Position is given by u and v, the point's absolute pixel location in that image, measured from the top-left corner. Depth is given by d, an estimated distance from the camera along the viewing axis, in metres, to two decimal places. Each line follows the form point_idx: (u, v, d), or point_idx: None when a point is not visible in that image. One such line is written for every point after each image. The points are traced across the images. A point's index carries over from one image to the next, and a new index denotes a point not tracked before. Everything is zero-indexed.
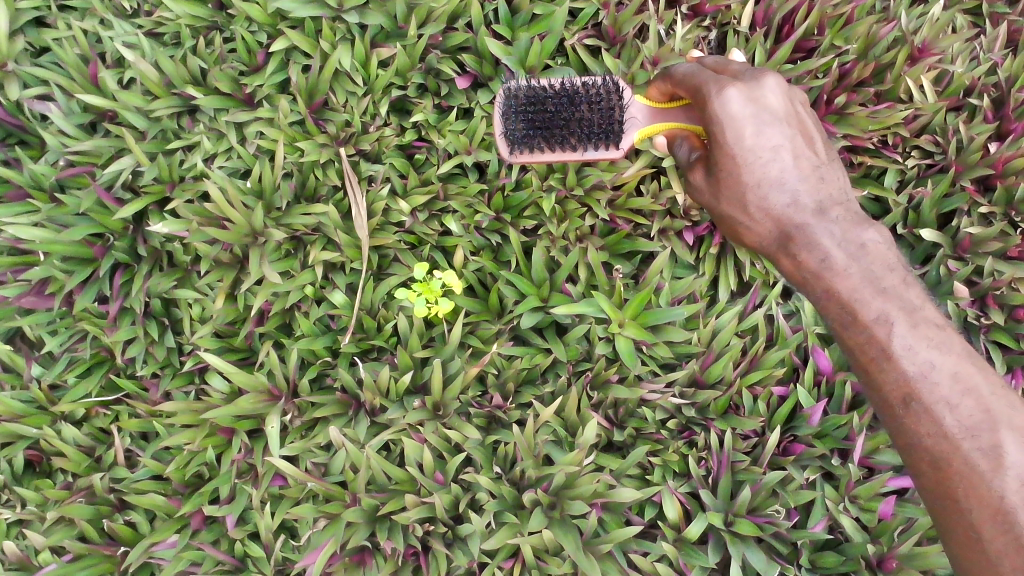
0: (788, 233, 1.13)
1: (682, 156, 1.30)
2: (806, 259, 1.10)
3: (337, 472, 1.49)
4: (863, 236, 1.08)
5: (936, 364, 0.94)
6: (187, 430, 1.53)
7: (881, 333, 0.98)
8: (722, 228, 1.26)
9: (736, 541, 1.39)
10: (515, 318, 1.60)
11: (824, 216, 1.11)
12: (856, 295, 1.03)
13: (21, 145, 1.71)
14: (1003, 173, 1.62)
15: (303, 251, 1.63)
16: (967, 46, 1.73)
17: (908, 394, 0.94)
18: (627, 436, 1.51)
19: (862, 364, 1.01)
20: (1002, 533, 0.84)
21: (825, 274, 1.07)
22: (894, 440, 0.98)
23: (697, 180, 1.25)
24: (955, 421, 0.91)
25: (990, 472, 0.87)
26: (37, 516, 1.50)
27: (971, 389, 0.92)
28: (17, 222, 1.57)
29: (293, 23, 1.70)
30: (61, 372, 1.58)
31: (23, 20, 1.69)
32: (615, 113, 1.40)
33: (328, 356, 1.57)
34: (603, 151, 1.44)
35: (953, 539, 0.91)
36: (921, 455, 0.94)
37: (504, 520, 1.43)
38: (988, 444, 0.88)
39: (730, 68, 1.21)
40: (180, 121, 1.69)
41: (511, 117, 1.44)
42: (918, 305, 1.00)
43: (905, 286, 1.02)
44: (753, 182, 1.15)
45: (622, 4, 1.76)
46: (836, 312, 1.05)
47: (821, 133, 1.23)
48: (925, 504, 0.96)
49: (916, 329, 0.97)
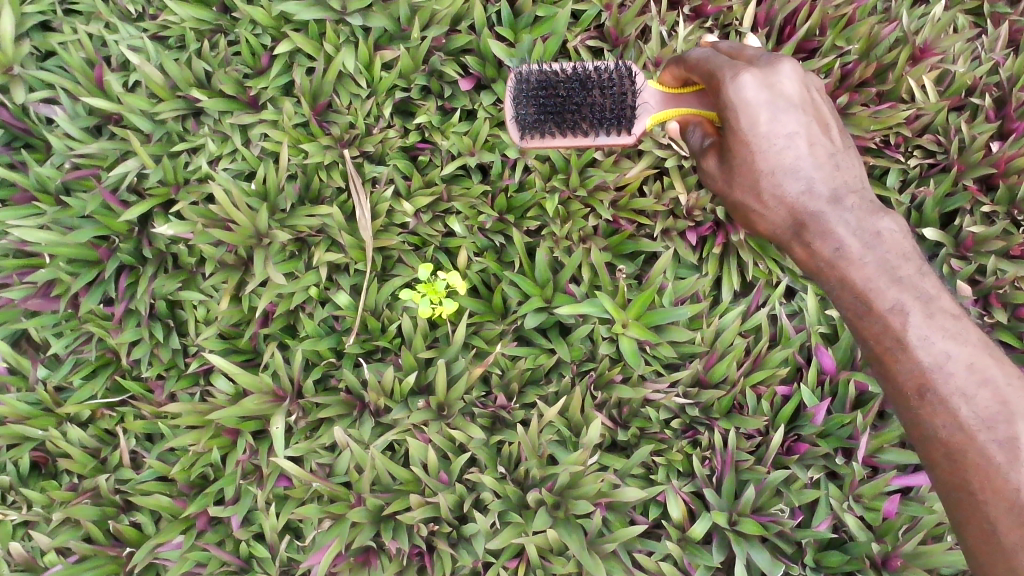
0: (801, 221, 1.14)
1: (695, 143, 1.34)
2: (819, 248, 1.11)
3: (343, 472, 1.50)
4: (879, 224, 1.09)
5: (952, 355, 0.95)
6: (193, 430, 1.54)
7: (896, 323, 1.00)
8: (735, 215, 1.28)
9: (740, 541, 1.39)
10: (519, 318, 1.61)
11: (839, 205, 1.12)
12: (871, 284, 1.04)
13: (27, 148, 1.72)
14: (1005, 172, 1.63)
15: (308, 253, 1.64)
16: (967, 46, 1.74)
17: (923, 385, 0.95)
18: (630, 435, 1.52)
19: (876, 352, 1.02)
20: (1018, 525, 0.84)
21: (839, 263, 1.09)
22: (907, 430, 0.99)
23: (710, 166, 1.28)
24: (971, 412, 0.91)
25: (1006, 464, 0.87)
26: (43, 517, 1.51)
27: (987, 380, 0.92)
28: (24, 225, 1.57)
29: (296, 26, 1.71)
30: (67, 374, 1.59)
31: (28, 24, 1.70)
32: (626, 99, 1.41)
33: (332, 357, 1.58)
34: (614, 137, 1.44)
35: (966, 532, 0.91)
36: (935, 446, 0.94)
37: (509, 520, 1.43)
38: (1004, 436, 0.88)
39: (745, 53, 1.21)
40: (185, 124, 1.70)
41: (522, 101, 1.43)
42: (933, 295, 1.01)
43: (921, 275, 1.03)
44: (767, 169, 1.16)
45: (624, 6, 1.77)
46: (850, 301, 1.07)
47: (836, 119, 1.23)
48: (939, 495, 0.96)
49: (931, 319, 0.98)
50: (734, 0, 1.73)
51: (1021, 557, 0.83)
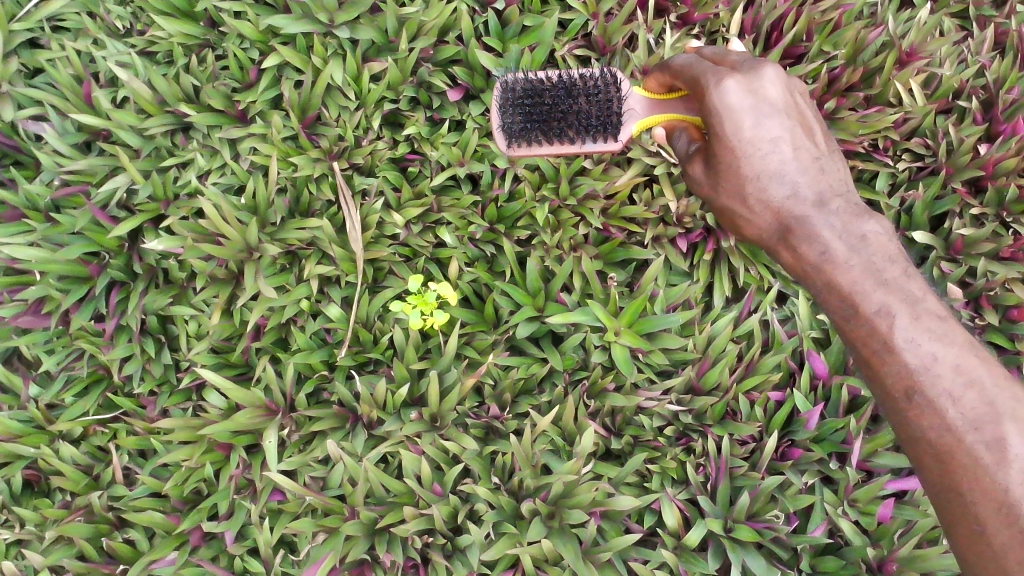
0: (787, 225, 1.14)
1: (681, 147, 1.34)
2: (805, 252, 1.11)
3: (336, 485, 1.48)
4: (863, 227, 1.09)
5: (939, 357, 0.94)
6: (185, 446, 1.53)
7: (883, 326, 0.99)
8: (721, 219, 1.28)
9: (736, 548, 1.38)
10: (511, 328, 1.60)
11: (824, 207, 1.12)
12: (857, 287, 1.04)
13: (17, 166, 1.72)
14: (993, 175, 1.63)
15: (298, 265, 1.63)
16: (954, 49, 1.74)
17: (911, 387, 0.95)
18: (624, 444, 1.51)
19: (864, 355, 1.01)
20: (1009, 525, 0.84)
21: (826, 266, 1.08)
22: (896, 431, 0.99)
23: (695, 171, 1.28)
24: (958, 413, 0.91)
25: (994, 465, 0.87)
26: (36, 536, 1.49)
27: (974, 381, 0.92)
28: (13, 242, 1.57)
29: (284, 39, 1.71)
30: (59, 392, 1.58)
31: (16, 42, 1.70)
32: (612, 105, 1.39)
33: (324, 369, 1.57)
34: (601, 143, 1.43)
35: (957, 533, 0.90)
36: (924, 448, 0.94)
37: (503, 531, 1.43)
38: (991, 436, 0.88)
39: (728, 58, 1.21)
40: (174, 139, 1.70)
41: (508, 110, 1.44)
42: (919, 297, 1.01)
43: (906, 278, 1.03)
44: (752, 174, 1.15)
45: (611, 15, 1.78)
46: (837, 305, 1.06)
47: (821, 123, 1.24)
48: (928, 496, 0.96)
49: (918, 321, 0.98)
50: (721, 7, 1.74)
51: (1011, 558, 0.83)
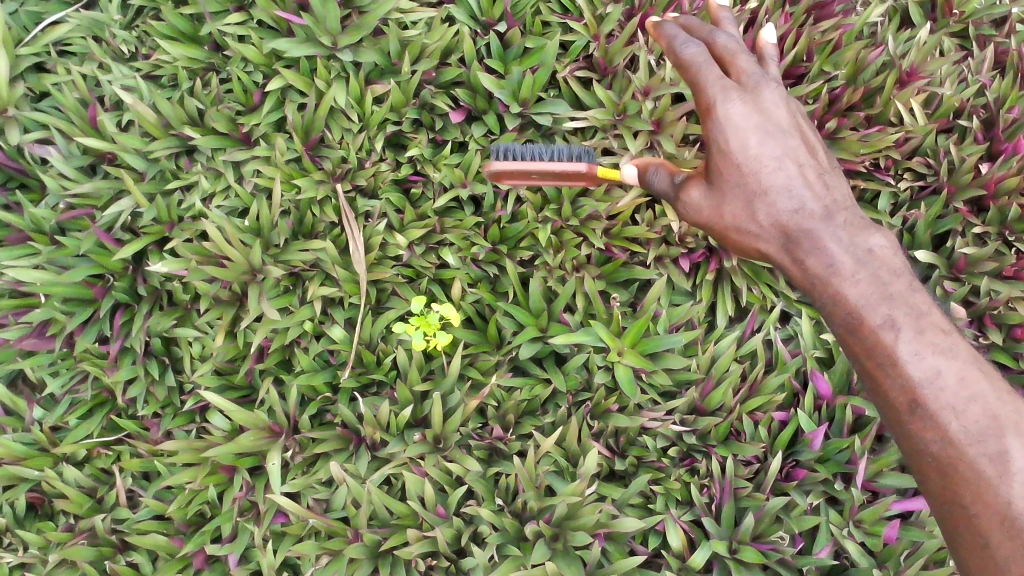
0: (792, 239, 1.14)
1: (661, 184, 1.30)
2: (812, 265, 1.10)
3: (339, 507, 1.48)
4: (869, 242, 1.09)
5: (942, 370, 0.94)
6: (188, 468, 1.52)
7: (888, 339, 0.99)
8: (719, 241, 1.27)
9: (739, 568, 1.39)
10: (514, 348, 1.60)
11: (830, 221, 1.12)
12: (862, 301, 1.03)
13: (22, 189, 1.73)
14: (995, 194, 1.63)
15: (301, 287, 1.64)
16: (955, 68, 1.76)
17: (914, 400, 0.94)
18: (628, 464, 1.51)
19: (868, 369, 1.01)
20: (1009, 537, 0.84)
21: (831, 280, 1.08)
22: (900, 447, 0.98)
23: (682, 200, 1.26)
24: (961, 427, 0.90)
25: (997, 477, 0.86)
26: (39, 559, 1.48)
27: (977, 396, 0.91)
28: (17, 265, 1.58)
29: (288, 62, 1.73)
30: (62, 415, 1.58)
31: (22, 66, 1.72)
32: None
33: (328, 391, 1.57)
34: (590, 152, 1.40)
35: (957, 542, 0.90)
36: (926, 461, 0.93)
37: (507, 553, 1.42)
38: (994, 450, 0.88)
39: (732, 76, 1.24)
40: (178, 162, 1.71)
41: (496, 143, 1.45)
42: (924, 310, 1.00)
43: (911, 291, 1.03)
44: (757, 189, 1.15)
45: (612, 36, 1.79)
46: (841, 318, 1.05)
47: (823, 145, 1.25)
48: (931, 510, 0.95)
49: (921, 335, 0.97)
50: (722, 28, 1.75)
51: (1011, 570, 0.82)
